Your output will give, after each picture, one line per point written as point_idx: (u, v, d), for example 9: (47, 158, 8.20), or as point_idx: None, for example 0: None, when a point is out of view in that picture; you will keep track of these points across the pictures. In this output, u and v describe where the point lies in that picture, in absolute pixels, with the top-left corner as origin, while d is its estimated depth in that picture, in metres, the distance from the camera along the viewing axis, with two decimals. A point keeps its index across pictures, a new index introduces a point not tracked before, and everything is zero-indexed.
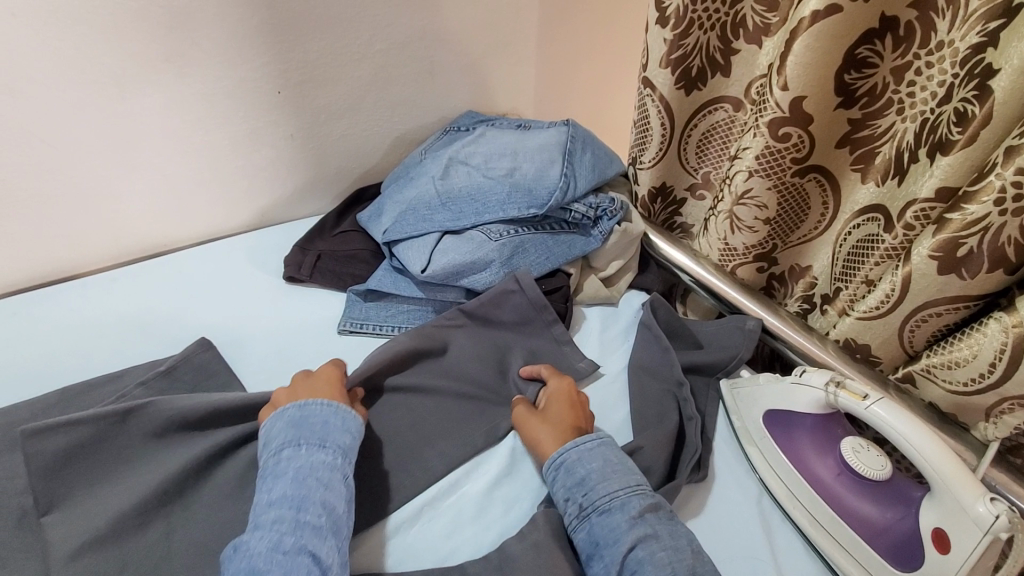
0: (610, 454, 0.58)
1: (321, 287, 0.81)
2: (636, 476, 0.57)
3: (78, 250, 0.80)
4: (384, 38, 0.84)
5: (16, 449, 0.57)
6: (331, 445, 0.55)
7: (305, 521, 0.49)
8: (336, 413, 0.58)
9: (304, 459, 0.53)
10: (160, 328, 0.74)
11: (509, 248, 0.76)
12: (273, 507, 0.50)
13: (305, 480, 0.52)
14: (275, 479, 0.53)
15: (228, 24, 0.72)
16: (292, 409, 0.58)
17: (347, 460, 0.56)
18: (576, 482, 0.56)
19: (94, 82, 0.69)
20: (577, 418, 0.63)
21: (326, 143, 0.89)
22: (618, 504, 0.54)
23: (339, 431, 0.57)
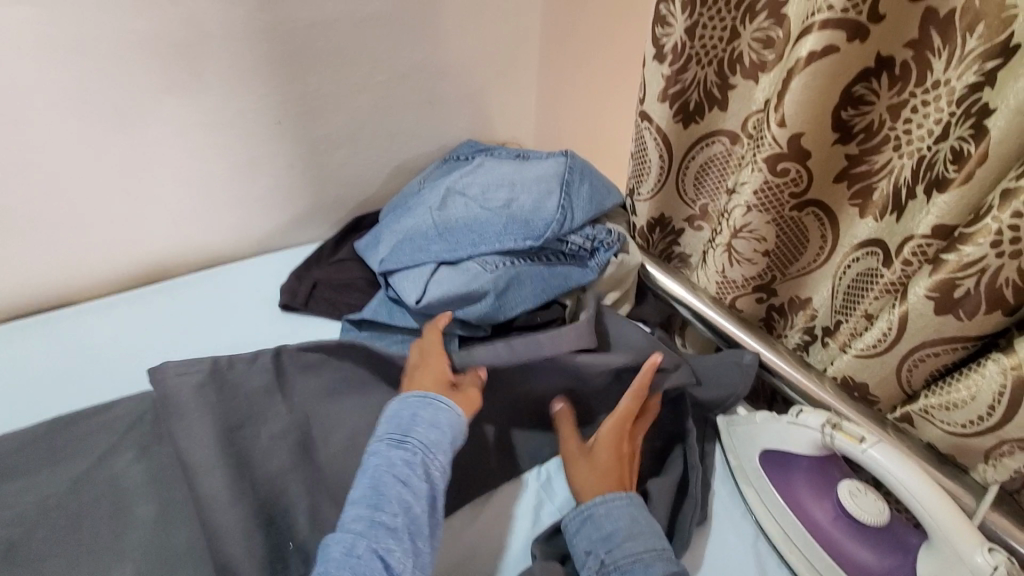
0: (638, 515, 0.56)
1: (316, 315, 0.81)
2: (662, 536, 0.55)
3: (76, 274, 0.80)
4: (385, 70, 0.86)
5: None
6: (421, 444, 0.55)
7: (381, 522, 0.49)
8: (430, 406, 0.58)
9: (394, 457, 0.53)
10: (155, 354, 0.73)
11: (504, 279, 0.75)
12: (358, 502, 0.51)
13: (390, 483, 0.52)
14: (371, 470, 0.53)
15: (231, 57, 0.73)
16: (410, 404, 0.58)
17: (433, 464, 0.54)
18: (602, 537, 0.55)
19: (98, 112, 0.70)
20: (622, 473, 0.60)
21: (326, 171, 0.90)
22: (646, 564, 0.52)
23: (428, 427, 0.56)
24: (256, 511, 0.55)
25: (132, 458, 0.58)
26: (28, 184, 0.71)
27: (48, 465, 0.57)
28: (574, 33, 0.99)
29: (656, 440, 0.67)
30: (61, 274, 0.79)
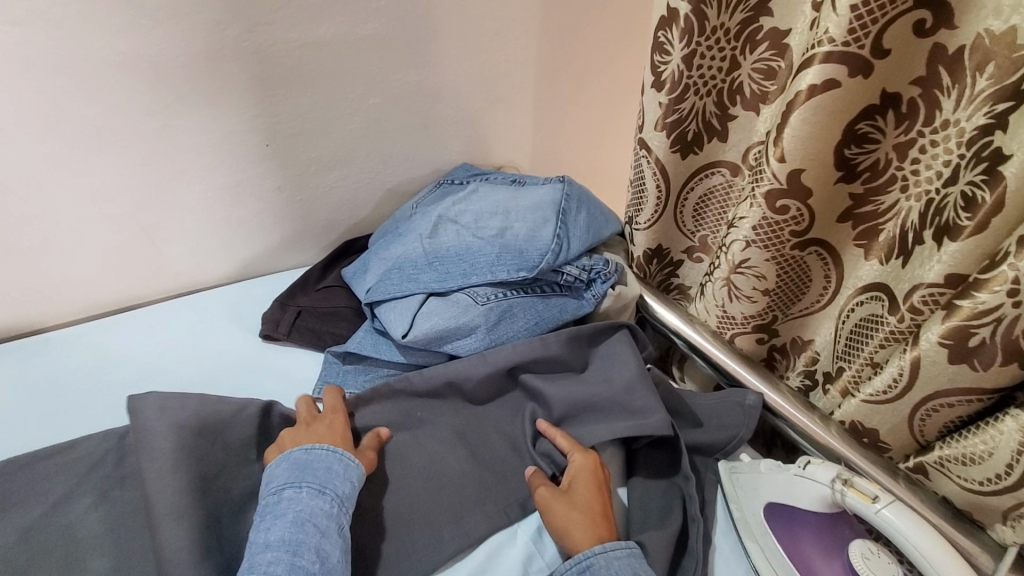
0: (640, 568, 0.52)
1: (298, 346, 0.77)
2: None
3: (46, 301, 0.77)
4: (376, 93, 0.83)
5: None
6: (331, 488, 0.53)
7: (300, 565, 0.47)
8: (338, 460, 0.56)
9: (304, 503, 0.52)
10: (123, 386, 0.69)
11: (495, 312, 0.72)
12: (268, 553, 0.48)
13: (303, 530, 0.50)
14: (272, 522, 0.51)
15: (212, 78, 0.71)
16: (302, 457, 0.56)
17: (343, 509, 0.53)
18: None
19: (69, 134, 0.67)
20: (603, 501, 0.58)
21: (314, 195, 0.87)
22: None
23: (340, 478, 0.55)
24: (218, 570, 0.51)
25: (89, 505, 0.54)
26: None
27: None
28: (571, 59, 0.98)
29: (655, 490, 0.63)
30: (31, 301, 0.75)
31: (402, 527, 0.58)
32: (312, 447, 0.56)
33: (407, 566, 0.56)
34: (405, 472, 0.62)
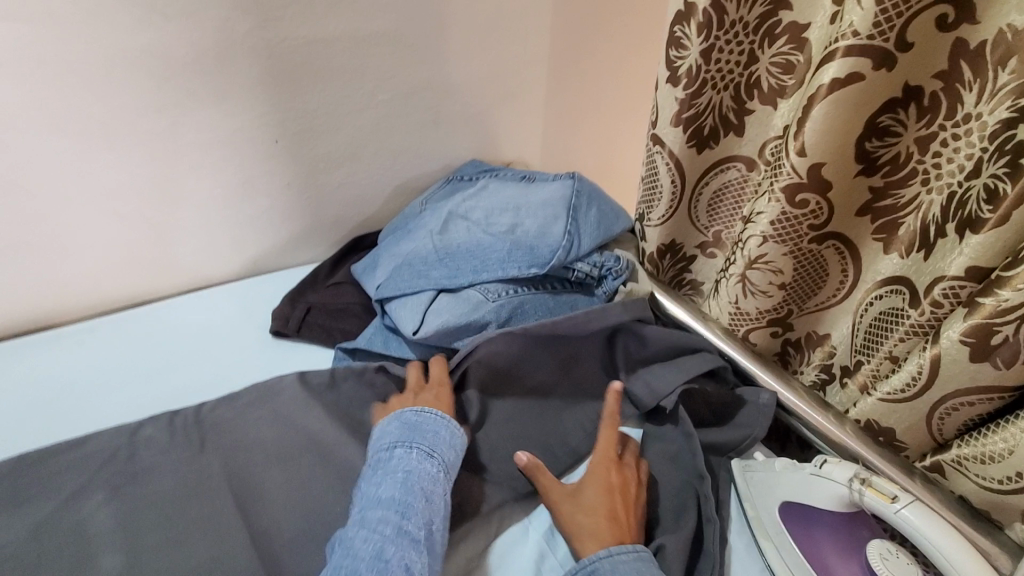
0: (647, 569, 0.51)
1: (309, 342, 0.77)
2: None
3: (58, 297, 0.77)
4: (387, 89, 0.83)
5: None
6: (440, 457, 0.57)
7: (406, 530, 0.49)
8: (447, 427, 0.60)
9: (414, 466, 0.54)
10: (135, 382, 0.69)
11: (507, 309, 0.71)
12: (378, 508, 0.51)
13: (412, 491, 0.52)
14: (382, 479, 0.53)
15: (225, 74, 0.70)
16: (415, 419, 0.59)
17: (447, 481, 0.56)
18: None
19: (81, 131, 0.67)
20: (613, 505, 0.57)
21: (325, 191, 0.87)
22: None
23: (446, 445, 0.58)
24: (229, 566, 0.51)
25: (103, 501, 0.54)
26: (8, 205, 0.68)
27: (8, 511, 0.52)
28: (582, 54, 0.97)
29: (669, 488, 0.62)
30: (42, 297, 0.75)
31: None
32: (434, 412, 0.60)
33: None
34: None
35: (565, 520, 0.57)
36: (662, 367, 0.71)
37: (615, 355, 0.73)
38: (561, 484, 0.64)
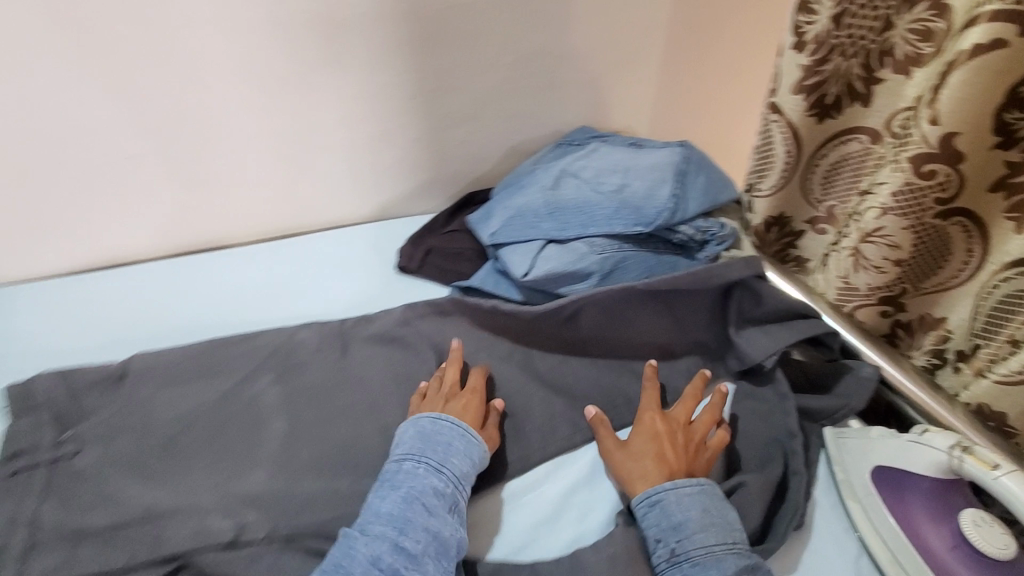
0: (710, 505, 0.55)
1: (426, 279, 0.86)
2: (740, 532, 0.54)
3: (224, 221, 0.90)
4: (512, 52, 0.89)
5: (141, 384, 0.62)
6: (450, 472, 0.56)
7: (403, 546, 0.50)
8: (465, 440, 0.59)
9: (418, 479, 0.55)
10: (284, 296, 0.79)
11: (611, 262, 0.76)
12: (377, 519, 0.52)
13: (412, 504, 0.53)
14: (387, 490, 0.54)
15: (377, 34, 0.80)
16: (424, 432, 0.59)
17: (460, 494, 0.56)
18: (673, 523, 0.53)
19: (259, 79, 0.78)
20: (662, 450, 0.59)
21: (447, 147, 0.95)
22: (721, 559, 0.51)
23: (459, 458, 0.58)
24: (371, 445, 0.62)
25: (269, 383, 0.66)
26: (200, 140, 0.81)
27: (197, 379, 0.65)
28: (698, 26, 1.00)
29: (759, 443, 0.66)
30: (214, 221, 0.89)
31: (515, 439, 0.66)
32: (438, 416, 0.60)
33: (518, 470, 0.63)
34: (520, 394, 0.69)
35: (612, 465, 0.61)
36: (764, 333, 0.72)
37: (727, 310, 0.74)
38: None
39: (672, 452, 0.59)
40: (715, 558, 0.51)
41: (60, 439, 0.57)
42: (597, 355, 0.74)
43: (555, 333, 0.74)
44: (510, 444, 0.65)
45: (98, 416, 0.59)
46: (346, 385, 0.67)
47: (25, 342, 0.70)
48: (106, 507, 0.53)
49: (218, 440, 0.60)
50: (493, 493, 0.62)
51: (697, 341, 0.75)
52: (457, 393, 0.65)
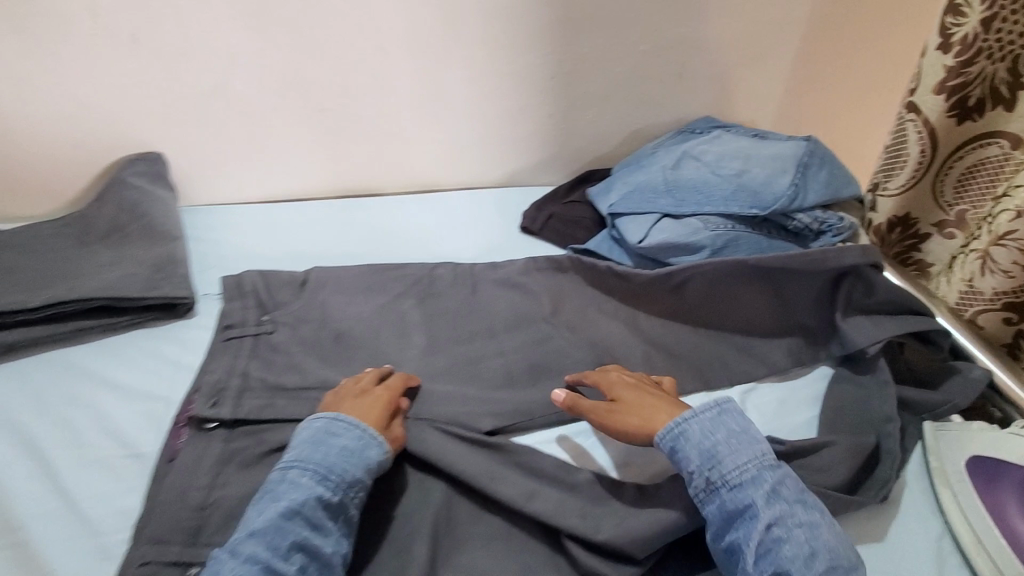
0: (736, 430, 0.58)
1: (546, 241, 0.96)
2: (766, 447, 0.57)
3: (377, 173, 0.99)
4: (648, 41, 0.96)
5: (317, 295, 0.77)
6: (337, 480, 0.53)
7: (277, 567, 0.48)
8: (357, 438, 0.57)
9: (301, 490, 0.52)
10: (425, 240, 0.92)
11: (723, 239, 0.81)
12: (249, 541, 0.49)
13: (291, 519, 0.51)
14: (266, 505, 0.52)
15: (532, 18, 0.88)
16: (313, 437, 0.57)
17: (349, 502, 0.54)
18: (705, 452, 0.56)
19: (431, 51, 0.87)
20: (646, 390, 0.64)
21: (576, 125, 1.03)
22: (757, 477, 0.55)
23: (354, 462, 0.55)
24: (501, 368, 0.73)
25: (413, 305, 0.79)
26: (370, 94, 0.89)
27: (359, 294, 0.79)
28: (833, 23, 1.02)
29: (851, 424, 0.69)
30: (370, 170, 0.98)
31: None
32: (334, 417, 0.58)
33: None
34: (624, 347, 0.77)
35: (620, 419, 0.62)
36: (872, 323, 0.74)
37: (836, 299, 0.77)
38: (747, 394, 0.74)
39: (653, 390, 0.65)
40: (751, 476, 0.54)
41: (262, 318, 0.73)
42: (700, 325, 0.80)
43: (664, 299, 0.80)
44: None
45: (289, 307, 0.75)
46: (474, 317, 0.79)
47: (227, 250, 0.85)
48: (294, 372, 0.67)
49: (374, 342, 0.73)
50: None
51: (800, 327, 0.79)
52: (365, 395, 0.62)
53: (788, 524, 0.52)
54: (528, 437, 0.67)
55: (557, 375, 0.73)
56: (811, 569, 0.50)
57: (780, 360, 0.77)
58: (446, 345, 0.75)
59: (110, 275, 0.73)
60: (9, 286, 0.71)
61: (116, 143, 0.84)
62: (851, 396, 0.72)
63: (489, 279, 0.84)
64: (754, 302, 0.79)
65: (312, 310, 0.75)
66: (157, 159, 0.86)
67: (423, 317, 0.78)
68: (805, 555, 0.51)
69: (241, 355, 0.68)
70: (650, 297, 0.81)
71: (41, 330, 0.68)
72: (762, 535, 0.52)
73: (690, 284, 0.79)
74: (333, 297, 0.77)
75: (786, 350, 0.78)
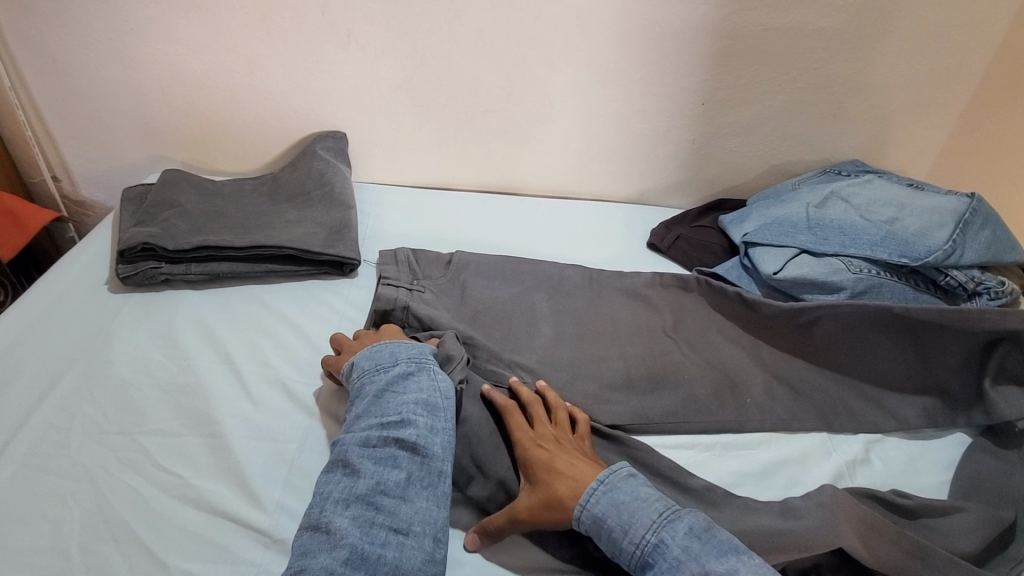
0: (619, 499, 0.55)
1: (672, 260, 0.98)
2: (662, 507, 0.54)
3: (519, 175, 1.07)
4: (809, 78, 0.96)
5: (461, 273, 0.85)
6: (404, 358, 0.64)
7: (390, 421, 0.57)
8: (401, 340, 0.67)
9: (378, 377, 0.62)
10: (555, 241, 0.98)
11: (865, 284, 0.80)
12: (358, 418, 0.58)
13: (383, 395, 0.60)
14: (356, 399, 0.61)
15: (697, 47, 0.92)
16: (366, 348, 0.65)
17: (425, 367, 0.63)
18: (608, 537, 0.53)
19: (595, 70, 0.94)
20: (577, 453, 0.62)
21: (717, 152, 1.05)
22: (661, 547, 0.51)
23: (408, 348, 0.65)
24: (620, 371, 0.77)
25: (543, 298, 0.84)
26: (531, 102, 0.97)
27: (496, 280, 0.86)
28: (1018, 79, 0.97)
29: (983, 493, 0.67)
30: (514, 171, 1.06)
31: (734, 406, 0.75)
32: (372, 348, 0.65)
33: (732, 430, 0.72)
34: (742, 373, 0.78)
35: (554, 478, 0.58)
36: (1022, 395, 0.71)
37: (985, 366, 0.74)
38: (873, 444, 0.73)
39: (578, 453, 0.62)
40: (652, 549, 0.51)
41: (413, 283, 0.81)
42: (827, 366, 0.79)
43: (794, 334, 0.80)
44: (729, 408, 0.74)
45: (430, 281, 0.83)
46: (598, 319, 0.83)
47: (387, 226, 0.97)
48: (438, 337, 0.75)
49: (507, 324, 0.80)
50: (705, 439, 0.72)
51: (939, 389, 0.76)
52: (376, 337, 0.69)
53: None
54: (645, 439, 0.71)
55: (674, 386, 0.76)
56: None
57: (911, 418, 0.75)
58: (570, 339, 0.80)
59: (296, 231, 0.85)
60: (219, 225, 0.84)
61: (312, 120, 0.98)
62: (987, 467, 0.69)
63: (615, 287, 0.88)
64: (891, 354, 0.77)
65: (455, 286, 0.83)
66: (342, 137, 0.98)
67: (551, 310, 0.83)
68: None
69: (396, 302, 0.76)
70: (779, 330, 0.81)
71: (241, 265, 0.80)
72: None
73: (826, 324, 0.78)
74: (474, 278, 0.85)
75: (919, 408, 0.76)
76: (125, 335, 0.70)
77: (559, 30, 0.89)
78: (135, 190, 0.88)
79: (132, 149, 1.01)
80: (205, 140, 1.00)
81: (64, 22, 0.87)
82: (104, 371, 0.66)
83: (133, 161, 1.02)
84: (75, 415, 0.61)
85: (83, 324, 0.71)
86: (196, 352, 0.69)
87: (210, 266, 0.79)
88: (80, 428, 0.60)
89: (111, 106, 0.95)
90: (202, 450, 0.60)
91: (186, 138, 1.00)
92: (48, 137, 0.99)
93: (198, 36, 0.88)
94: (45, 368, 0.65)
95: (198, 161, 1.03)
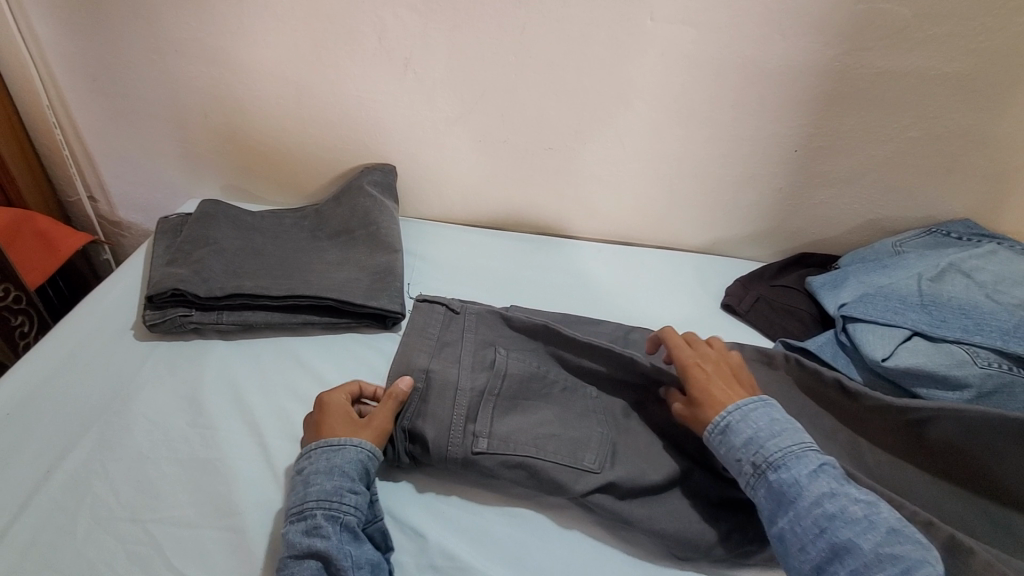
0: (775, 413, 0.57)
1: (750, 325, 0.87)
2: (805, 435, 0.56)
3: (579, 217, 0.98)
4: (923, 128, 0.84)
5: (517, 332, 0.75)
6: (316, 497, 0.52)
7: None
8: (323, 455, 0.55)
9: (287, 536, 0.51)
10: (618, 297, 0.89)
11: (995, 381, 0.68)
12: None
13: (288, 562, 0.49)
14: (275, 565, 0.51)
15: (797, 89, 0.81)
16: (292, 481, 0.55)
17: (338, 511, 0.52)
18: (749, 439, 0.56)
19: (676, 110, 0.84)
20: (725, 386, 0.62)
21: (804, 204, 0.93)
22: (802, 457, 0.53)
23: (323, 480, 0.53)
24: None
25: None
26: (600, 142, 0.87)
27: None
28: None
29: None
30: (574, 212, 0.97)
31: None
32: (295, 481, 0.55)
33: None
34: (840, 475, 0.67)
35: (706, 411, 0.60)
36: None
37: None
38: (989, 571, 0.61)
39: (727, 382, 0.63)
40: (794, 455, 0.53)
41: None
42: (942, 475, 0.67)
43: (902, 434, 0.68)
44: None
45: (460, 347, 0.67)
46: None
47: (433, 270, 0.89)
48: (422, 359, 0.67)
49: None
50: None
51: None
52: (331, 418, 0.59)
53: (839, 499, 0.50)
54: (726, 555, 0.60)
55: None
56: (867, 540, 0.48)
57: None
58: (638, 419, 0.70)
59: (338, 277, 0.77)
60: (257, 265, 0.77)
61: (361, 151, 0.91)
62: None
63: None
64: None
65: None
66: (391, 171, 0.91)
67: None
68: (861, 529, 0.48)
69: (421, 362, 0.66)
70: (885, 427, 0.69)
71: (276, 315, 0.73)
72: (813, 511, 0.50)
73: (943, 428, 0.66)
74: None
75: None
76: (146, 395, 0.64)
77: (640, 66, 0.79)
78: (171, 223, 0.82)
79: (170, 173, 0.96)
80: (245, 167, 0.94)
81: (106, 41, 0.81)
82: (120, 439, 0.59)
83: (170, 185, 0.97)
84: (84, 494, 0.55)
85: (102, 378, 0.65)
86: (221, 421, 0.62)
87: (244, 316, 0.72)
88: (88, 512, 0.53)
89: (152, 129, 0.90)
90: (219, 548, 0.52)
91: (226, 164, 0.94)
92: (87, 158, 0.95)
93: (245, 58, 0.82)
94: (59, 432, 0.59)
95: (238, 187, 0.97)
